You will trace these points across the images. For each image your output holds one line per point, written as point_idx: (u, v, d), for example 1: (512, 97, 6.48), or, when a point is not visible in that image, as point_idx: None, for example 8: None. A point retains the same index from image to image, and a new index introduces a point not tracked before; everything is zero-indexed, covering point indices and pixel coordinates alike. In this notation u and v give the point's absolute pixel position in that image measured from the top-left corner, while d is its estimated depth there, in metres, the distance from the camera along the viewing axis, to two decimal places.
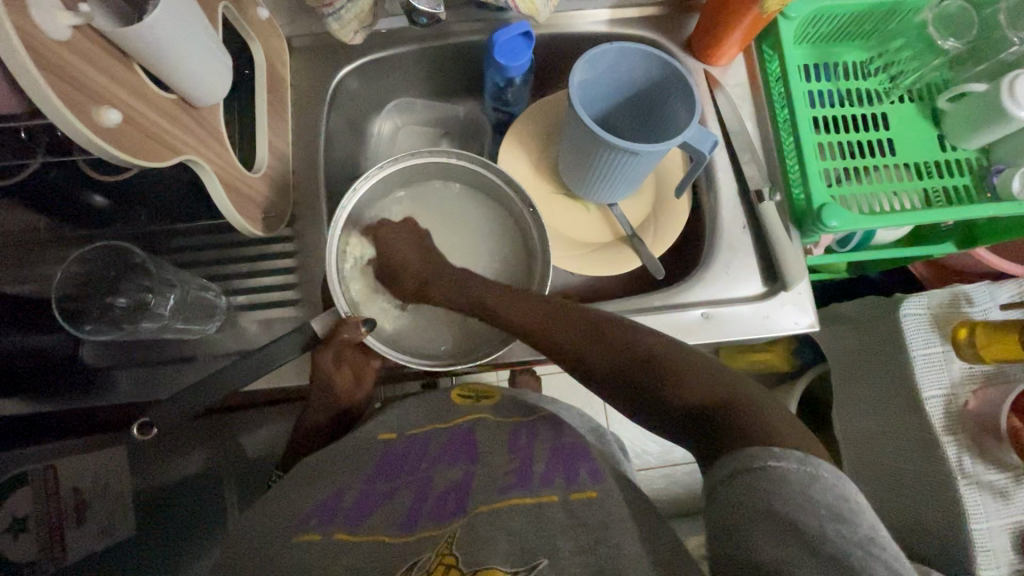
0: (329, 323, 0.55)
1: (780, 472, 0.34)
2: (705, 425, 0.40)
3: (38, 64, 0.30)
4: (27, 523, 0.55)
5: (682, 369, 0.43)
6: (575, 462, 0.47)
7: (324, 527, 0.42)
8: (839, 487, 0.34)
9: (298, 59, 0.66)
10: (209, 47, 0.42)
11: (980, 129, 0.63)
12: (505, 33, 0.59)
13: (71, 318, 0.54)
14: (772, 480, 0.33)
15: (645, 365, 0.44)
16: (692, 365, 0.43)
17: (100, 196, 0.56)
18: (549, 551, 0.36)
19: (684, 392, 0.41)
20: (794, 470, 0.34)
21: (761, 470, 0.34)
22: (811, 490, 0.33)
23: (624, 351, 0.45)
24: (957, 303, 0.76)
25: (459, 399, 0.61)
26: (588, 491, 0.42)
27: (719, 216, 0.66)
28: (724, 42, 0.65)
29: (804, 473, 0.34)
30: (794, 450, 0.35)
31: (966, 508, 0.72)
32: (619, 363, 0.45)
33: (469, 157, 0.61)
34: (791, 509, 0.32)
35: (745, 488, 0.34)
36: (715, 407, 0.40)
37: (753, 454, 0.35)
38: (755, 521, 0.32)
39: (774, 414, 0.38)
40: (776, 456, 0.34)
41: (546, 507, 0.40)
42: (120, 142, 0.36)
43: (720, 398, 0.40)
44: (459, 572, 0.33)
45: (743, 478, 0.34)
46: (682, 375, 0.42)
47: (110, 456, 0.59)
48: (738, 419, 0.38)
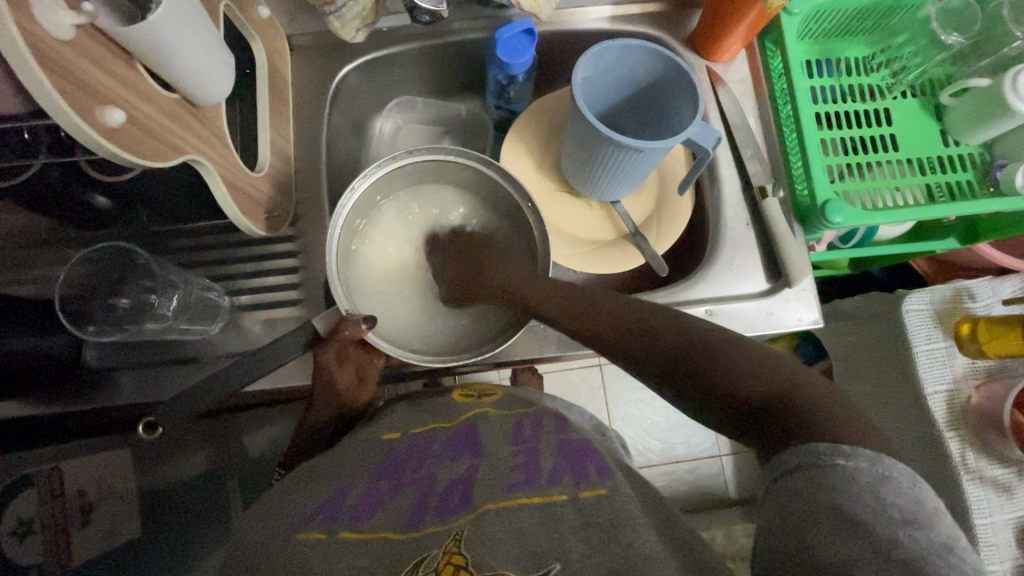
0: (331, 322, 0.54)
1: (846, 471, 0.32)
2: (768, 419, 0.36)
3: (42, 64, 0.30)
4: (35, 525, 0.53)
5: (749, 359, 0.39)
6: (582, 458, 0.47)
7: (328, 526, 0.42)
8: (912, 489, 0.32)
9: (299, 58, 0.66)
10: (212, 47, 0.42)
11: (983, 124, 0.63)
12: (508, 30, 0.59)
13: (75, 319, 0.54)
14: (842, 479, 0.32)
15: (704, 354, 0.40)
16: (763, 356, 0.39)
17: (102, 196, 0.55)
18: (560, 554, 0.35)
19: (745, 384, 0.38)
20: (865, 470, 0.32)
21: (830, 467, 0.32)
22: (880, 492, 0.31)
23: (684, 338, 0.42)
24: (959, 299, 0.76)
25: (462, 398, 0.61)
26: (598, 488, 0.42)
27: (722, 212, 0.66)
28: (726, 39, 0.65)
29: (874, 474, 0.32)
30: (863, 448, 0.33)
31: (969, 503, 0.72)
32: (676, 348, 0.42)
33: (469, 155, 0.60)
34: (860, 510, 0.31)
35: (810, 484, 0.32)
36: (782, 400, 0.36)
37: (821, 450, 0.33)
38: (820, 519, 0.31)
39: (838, 405, 0.35)
40: (845, 454, 0.32)
41: (555, 507, 0.40)
42: (124, 142, 0.36)
43: (787, 392, 0.37)
44: (469, 575, 0.34)
45: (808, 473, 0.32)
46: (750, 364, 0.39)
47: (118, 457, 0.59)
48: (801, 413, 0.35)
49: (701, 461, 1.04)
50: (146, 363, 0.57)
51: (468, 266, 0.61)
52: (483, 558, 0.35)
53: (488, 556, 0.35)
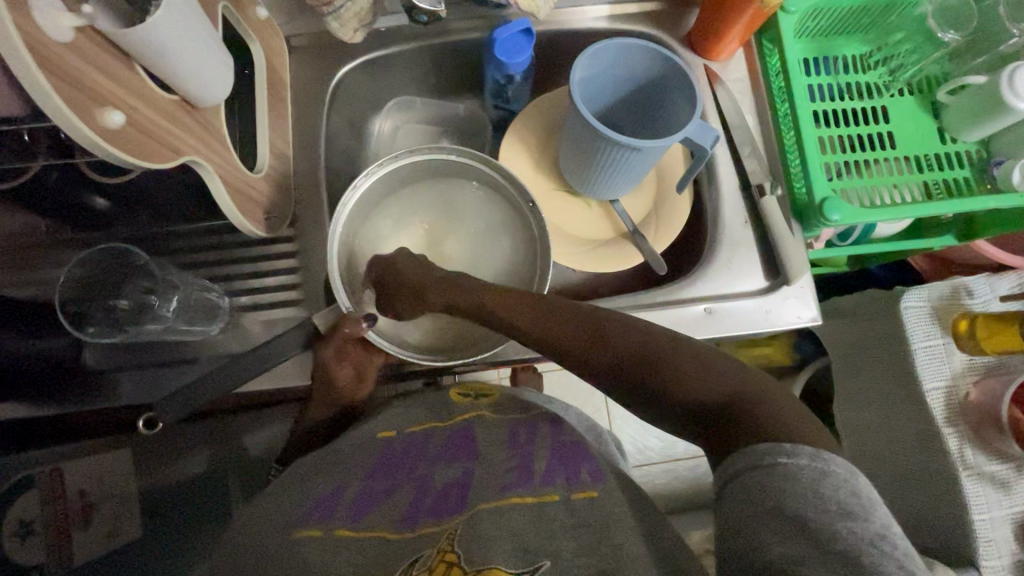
0: (330, 319, 0.56)
1: (789, 470, 0.33)
2: (718, 420, 0.38)
3: (41, 67, 0.30)
4: (36, 527, 0.53)
5: (691, 364, 0.40)
6: (575, 458, 0.48)
7: (326, 523, 0.42)
8: (850, 480, 0.33)
9: (296, 58, 0.66)
10: (211, 48, 0.42)
11: (979, 122, 0.63)
12: (506, 30, 0.59)
13: (77, 322, 0.54)
14: (781, 479, 0.33)
15: (650, 359, 0.42)
16: (702, 358, 0.41)
17: (101, 198, 0.55)
18: (551, 551, 0.36)
19: (691, 390, 0.39)
20: (805, 468, 0.33)
21: (770, 468, 0.33)
22: (821, 487, 0.33)
23: (631, 344, 0.43)
24: (957, 295, 0.77)
25: (459, 398, 0.62)
26: (589, 490, 0.42)
27: (721, 210, 0.66)
28: (724, 37, 0.65)
29: (814, 469, 0.33)
30: (804, 445, 0.34)
31: (968, 499, 0.72)
32: (624, 355, 0.42)
33: (473, 155, 0.61)
34: (800, 508, 0.32)
35: (753, 487, 0.33)
36: (721, 404, 0.38)
37: (762, 453, 0.34)
38: (764, 521, 0.32)
39: (780, 402, 0.37)
40: (786, 453, 0.34)
41: (548, 506, 0.40)
42: (123, 144, 0.36)
43: (726, 395, 0.39)
44: (461, 570, 0.34)
45: (752, 477, 0.34)
46: (693, 370, 0.40)
47: (120, 458, 0.60)
48: (746, 415, 0.37)
49: (700, 459, 1.05)
50: (148, 363, 0.57)
51: (413, 267, 0.56)
52: (481, 555, 0.35)
53: (484, 554, 0.35)
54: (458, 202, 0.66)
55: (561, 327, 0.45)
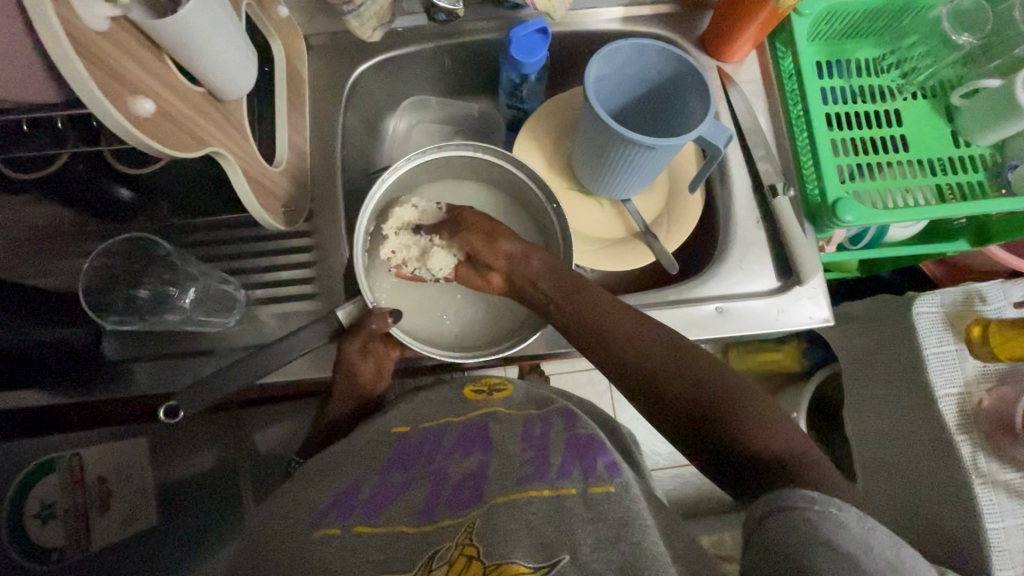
0: (355, 313, 0.55)
1: (840, 519, 0.33)
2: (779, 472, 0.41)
3: (79, 55, 0.31)
4: (57, 510, 0.55)
5: (764, 416, 0.44)
6: (589, 450, 0.45)
7: (343, 521, 0.42)
8: (894, 544, 0.34)
9: (315, 58, 0.67)
10: (238, 42, 0.43)
11: (993, 126, 0.64)
12: (521, 30, 0.60)
13: (98, 308, 0.55)
14: (835, 526, 0.33)
15: (711, 407, 0.44)
16: (764, 413, 0.44)
17: (126, 188, 0.58)
18: (569, 545, 0.34)
19: (764, 438, 0.42)
20: (854, 522, 0.33)
21: (823, 513, 0.34)
22: (869, 540, 0.33)
23: (692, 387, 0.45)
24: (971, 301, 0.76)
25: (473, 394, 0.59)
26: (606, 485, 0.40)
27: (733, 211, 0.66)
28: (737, 40, 0.66)
29: (863, 526, 0.33)
30: (855, 507, 0.34)
31: (982, 508, 0.71)
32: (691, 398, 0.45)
33: (510, 160, 0.61)
34: (848, 547, 0.32)
35: (802, 523, 0.34)
36: (782, 460, 0.42)
37: (814, 498, 0.34)
38: (810, 551, 0.32)
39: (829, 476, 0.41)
40: (838, 505, 0.34)
41: (565, 500, 0.39)
42: (153, 132, 0.37)
43: (780, 454, 0.42)
44: (481, 566, 0.33)
45: (800, 515, 0.34)
46: (756, 423, 0.43)
47: (136, 447, 0.62)
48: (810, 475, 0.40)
49: None
50: (162, 355, 0.57)
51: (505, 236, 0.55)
52: (498, 549, 0.34)
53: (501, 545, 0.35)
54: (484, 205, 0.66)
55: (652, 341, 0.48)
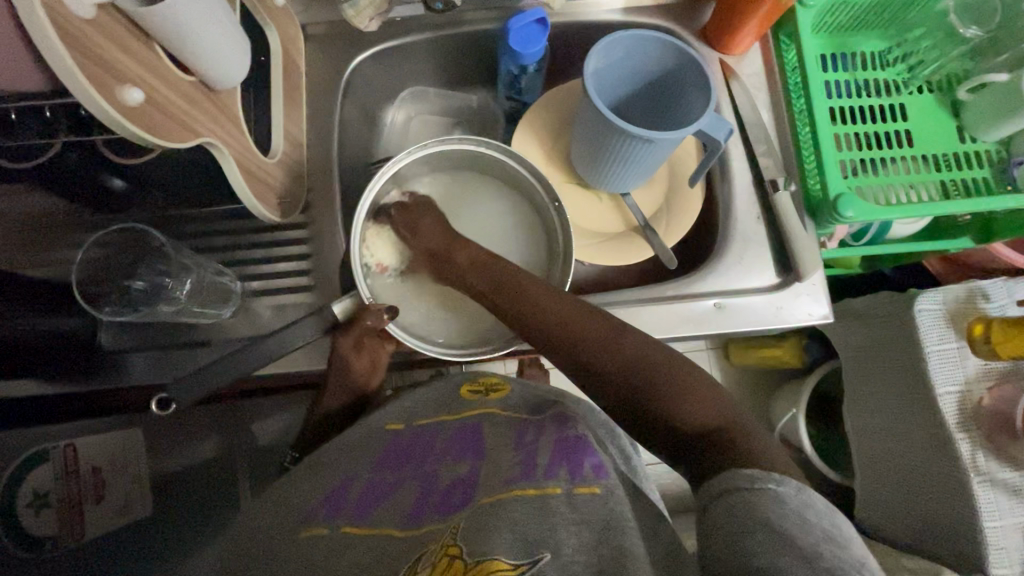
0: (349, 307, 0.54)
1: (776, 493, 0.35)
2: (709, 446, 0.42)
3: (65, 42, 0.30)
4: (50, 500, 0.56)
5: (692, 386, 0.45)
6: (576, 450, 0.44)
7: (332, 520, 0.43)
8: (830, 514, 0.35)
9: (312, 47, 0.66)
10: (231, 31, 0.43)
11: (1000, 121, 0.62)
12: (520, 20, 0.59)
13: (92, 299, 0.55)
14: (770, 501, 0.35)
15: (651, 377, 0.45)
16: (699, 385, 0.45)
17: (118, 179, 0.57)
18: (552, 544, 0.35)
19: (689, 411, 0.44)
20: (792, 495, 0.35)
21: (759, 489, 0.35)
22: (805, 512, 0.34)
23: (640, 363, 0.46)
24: (973, 299, 0.75)
25: (470, 393, 0.58)
26: (592, 486, 0.40)
27: (733, 206, 0.66)
28: (740, 32, 0.65)
29: (799, 498, 0.35)
30: (790, 478, 0.36)
31: (979, 506, 0.71)
32: (631, 368, 0.46)
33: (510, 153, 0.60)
34: (787, 523, 0.33)
35: (743, 503, 0.35)
36: (707, 433, 0.42)
37: (750, 476, 0.36)
38: (752, 531, 0.33)
39: (765, 443, 0.41)
40: (775, 480, 0.36)
41: (550, 499, 0.38)
42: (143, 122, 0.36)
43: (719, 422, 0.43)
44: (462, 565, 0.33)
45: (738, 495, 0.36)
46: (693, 391, 0.45)
47: (128, 438, 0.62)
48: (738, 443, 0.41)
49: None
50: (158, 346, 0.58)
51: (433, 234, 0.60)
52: (482, 547, 0.34)
53: (486, 544, 0.34)
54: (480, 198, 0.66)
55: (584, 324, 0.49)
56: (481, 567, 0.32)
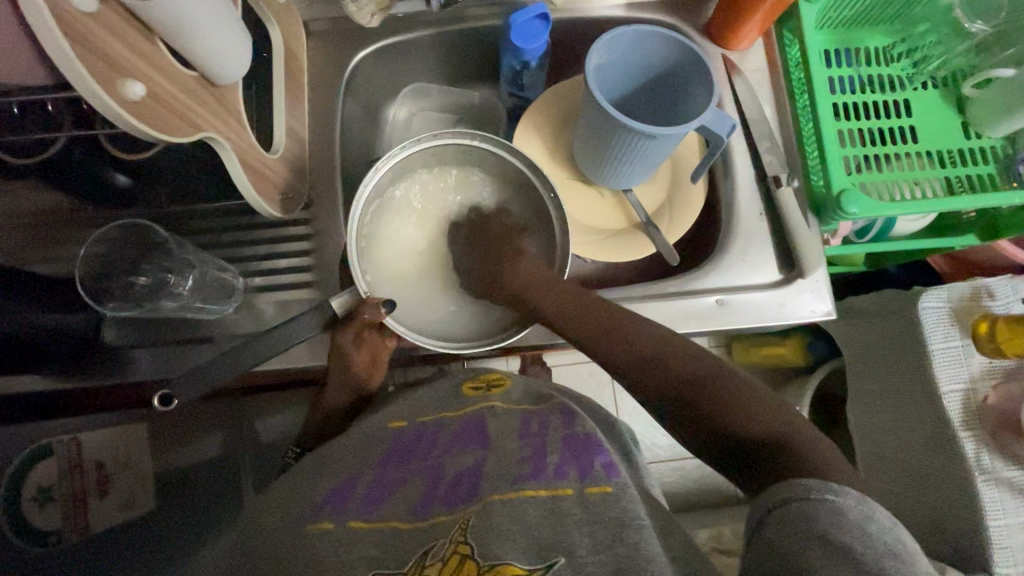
0: (347, 303, 0.53)
1: (836, 506, 0.33)
2: (762, 456, 0.39)
3: (66, 35, 0.31)
4: (54, 493, 0.55)
5: (740, 394, 0.43)
6: (587, 450, 0.43)
7: (338, 516, 0.43)
8: (893, 527, 0.33)
9: (314, 44, 0.66)
10: (231, 26, 0.43)
11: (1006, 117, 0.62)
12: (522, 16, 0.59)
13: (97, 294, 0.55)
14: (832, 514, 0.33)
15: (698, 388, 0.44)
16: (749, 394, 0.43)
17: (122, 174, 0.56)
18: (565, 547, 0.34)
19: (737, 420, 0.42)
20: (853, 508, 0.33)
21: (819, 502, 0.33)
22: (867, 526, 0.33)
23: (687, 370, 0.45)
24: (978, 297, 0.74)
25: (471, 389, 0.58)
26: (603, 485, 0.39)
27: (736, 203, 0.65)
28: (742, 27, 0.65)
29: (861, 511, 0.33)
30: (852, 489, 0.34)
31: (984, 506, 0.70)
32: (675, 378, 0.45)
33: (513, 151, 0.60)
34: (848, 538, 0.32)
35: (802, 515, 0.33)
36: (759, 442, 0.40)
37: (809, 487, 0.34)
38: (811, 546, 0.32)
39: (821, 450, 0.38)
40: (833, 491, 0.34)
41: (562, 501, 0.38)
42: (144, 116, 0.36)
43: (772, 432, 0.40)
44: (475, 566, 0.33)
45: (796, 506, 0.34)
46: (740, 397, 0.43)
47: (134, 433, 0.62)
48: (790, 454, 0.38)
49: None
50: (161, 342, 0.58)
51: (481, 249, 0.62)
52: (488, 547, 0.34)
53: (494, 546, 0.34)
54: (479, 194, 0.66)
55: (623, 335, 0.49)
56: (494, 571, 0.32)
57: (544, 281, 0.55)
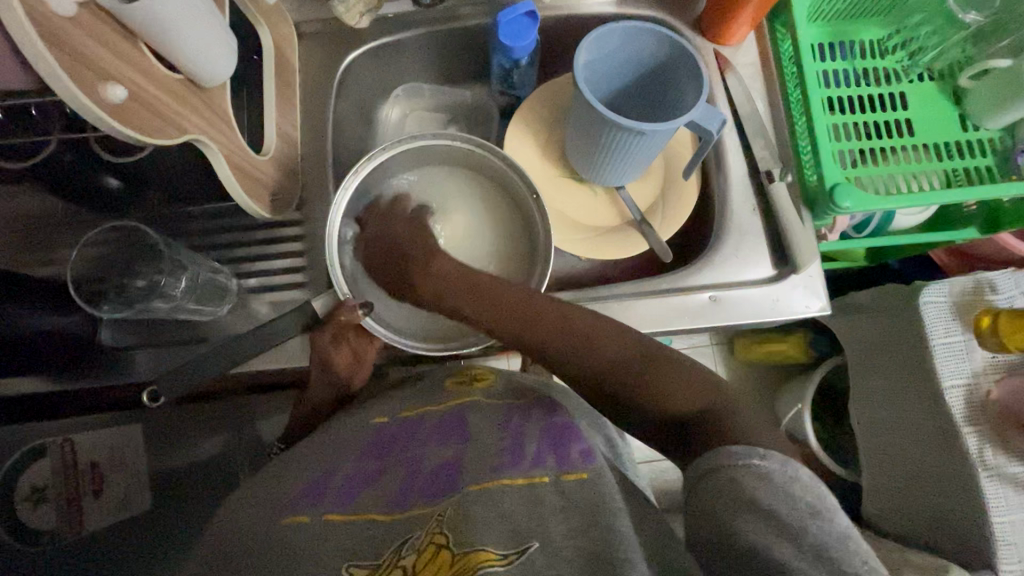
0: (328, 303, 0.57)
1: (761, 470, 0.35)
2: (699, 429, 0.41)
3: (44, 39, 0.31)
4: (49, 492, 0.57)
5: (671, 372, 0.44)
6: (564, 437, 0.44)
7: (314, 508, 0.43)
8: (818, 488, 0.35)
9: (305, 45, 0.66)
10: (215, 28, 0.43)
11: (1003, 108, 0.61)
12: (509, 14, 0.59)
13: (92, 298, 0.56)
14: (754, 477, 0.35)
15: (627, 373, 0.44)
16: (680, 370, 0.44)
17: (114, 178, 0.57)
18: (541, 533, 0.35)
19: (673, 396, 0.43)
20: (776, 470, 0.35)
21: (743, 467, 0.36)
22: (792, 488, 0.35)
23: (612, 356, 0.45)
24: (981, 291, 0.74)
25: (453, 384, 0.58)
26: (580, 472, 0.40)
27: (730, 198, 0.65)
28: (733, 21, 0.64)
29: (785, 474, 0.35)
30: (775, 452, 0.36)
31: (987, 502, 0.70)
32: (607, 365, 0.45)
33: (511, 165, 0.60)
34: (772, 501, 0.34)
35: (729, 482, 0.36)
36: (695, 414, 0.41)
37: (735, 453, 0.37)
38: (738, 510, 0.34)
39: (752, 414, 0.40)
40: (758, 456, 0.36)
41: (539, 489, 0.38)
42: (126, 118, 0.37)
43: (706, 403, 0.42)
44: (449, 554, 0.33)
45: (723, 473, 0.36)
46: (672, 375, 0.44)
47: (128, 434, 0.63)
48: (725, 423, 0.40)
49: None
50: (156, 343, 0.59)
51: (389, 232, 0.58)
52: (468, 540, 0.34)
53: (473, 535, 0.34)
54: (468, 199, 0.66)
55: (543, 325, 0.47)
56: (467, 558, 0.33)
57: (462, 281, 0.52)
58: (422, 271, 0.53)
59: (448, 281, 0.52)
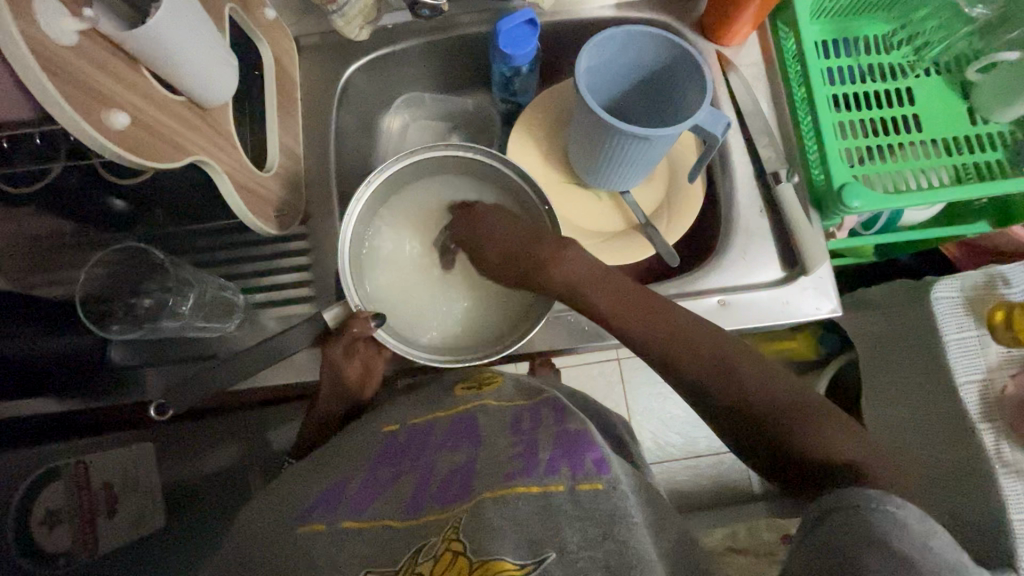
0: (339, 315, 0.54)
1: (898, 517, 0.34)
2: (834, 477, 0.41)
3: (46, 69, 0.31)
4: (61, 515, 0.55)
5: (818, 421, 0.43)
6: (577, 445, 0.41)
7: (330, 517, 0.43)
8: (956, 552, 0.33)
9: (306, 58, 0.66)
10: (215, 49, 0.43)
11: (1013, 102, 0.60)
12: (509, 21, 0.59)
13: (99, 320, 0.56)
14: (893, 524, 0.33)
15: (769, 412, 0.44)
16: (827, 421, 0.43)
17: (118, 199, 0.58)
18: (556, 542, 0.34)
19: (811, 442, 0.42)
20: (914, 520, 0.34)
21: (878, 509, 0.34)
22: (929, 541, 0.33)
23: (756, 396, 0.45)
24: (993, 284, 0.72)
25: (462, 389, 0.58)
26: (594, 481, 0.37)
27: (736, 200, 0.64)
28: (734, 22, 0.64)
29: (922, 526, 0.33)
30: (915, 507, 0.35)
31: (1007, 499, 0.68)
32: (749, 398, 0.45)
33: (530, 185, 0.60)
34: (904, 546, 0.32)
35: (859, 521, 0.34)
36: (837, 463, 0.41)
37: (871, 496, 0.35)
38: (865, 549, 0.33)
39: (888, 469, 0.41)
40: (895, 503, 0.34)
41: (553, 498, 0.36)
42: (129, 143, 0.37)
43: (853, 456, 0.41)
44: (466, 563, 0.34)
45: (857, 512, 0.34)
46: (816, 420, 0.43)
47: (137, 451, 0.63)
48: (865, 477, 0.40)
49: (724, 455, 1.02)
50: (164, 360, 0.59)
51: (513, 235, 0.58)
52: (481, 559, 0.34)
53: (488, 542, 0.34)
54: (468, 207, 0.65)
55: (690, 346, 0.48)
56: (484, 568, 0.33)
57: (598, 281, 0.52)
58: (554, 256, 0.54)
59: (583, 280, 0.53)
